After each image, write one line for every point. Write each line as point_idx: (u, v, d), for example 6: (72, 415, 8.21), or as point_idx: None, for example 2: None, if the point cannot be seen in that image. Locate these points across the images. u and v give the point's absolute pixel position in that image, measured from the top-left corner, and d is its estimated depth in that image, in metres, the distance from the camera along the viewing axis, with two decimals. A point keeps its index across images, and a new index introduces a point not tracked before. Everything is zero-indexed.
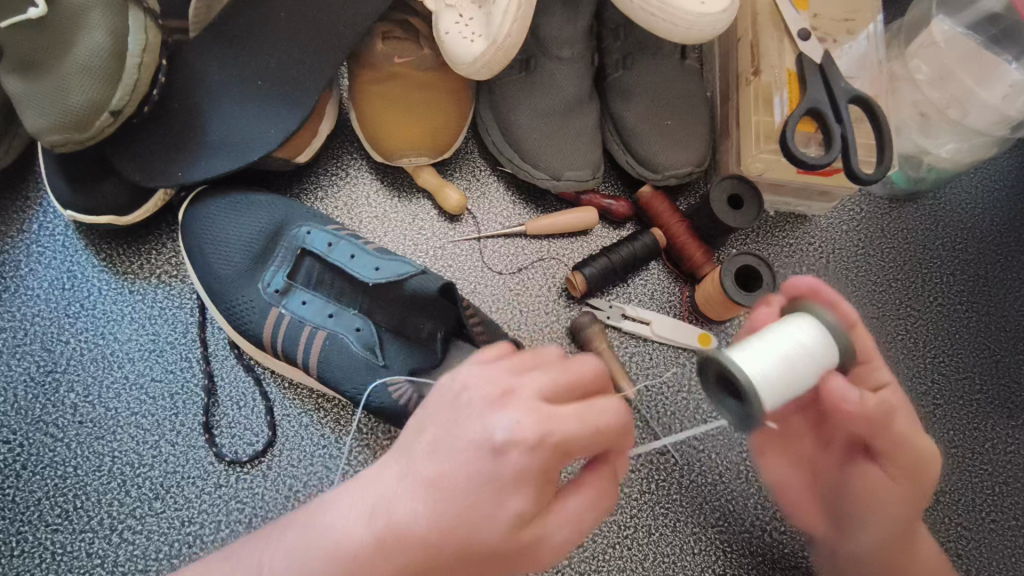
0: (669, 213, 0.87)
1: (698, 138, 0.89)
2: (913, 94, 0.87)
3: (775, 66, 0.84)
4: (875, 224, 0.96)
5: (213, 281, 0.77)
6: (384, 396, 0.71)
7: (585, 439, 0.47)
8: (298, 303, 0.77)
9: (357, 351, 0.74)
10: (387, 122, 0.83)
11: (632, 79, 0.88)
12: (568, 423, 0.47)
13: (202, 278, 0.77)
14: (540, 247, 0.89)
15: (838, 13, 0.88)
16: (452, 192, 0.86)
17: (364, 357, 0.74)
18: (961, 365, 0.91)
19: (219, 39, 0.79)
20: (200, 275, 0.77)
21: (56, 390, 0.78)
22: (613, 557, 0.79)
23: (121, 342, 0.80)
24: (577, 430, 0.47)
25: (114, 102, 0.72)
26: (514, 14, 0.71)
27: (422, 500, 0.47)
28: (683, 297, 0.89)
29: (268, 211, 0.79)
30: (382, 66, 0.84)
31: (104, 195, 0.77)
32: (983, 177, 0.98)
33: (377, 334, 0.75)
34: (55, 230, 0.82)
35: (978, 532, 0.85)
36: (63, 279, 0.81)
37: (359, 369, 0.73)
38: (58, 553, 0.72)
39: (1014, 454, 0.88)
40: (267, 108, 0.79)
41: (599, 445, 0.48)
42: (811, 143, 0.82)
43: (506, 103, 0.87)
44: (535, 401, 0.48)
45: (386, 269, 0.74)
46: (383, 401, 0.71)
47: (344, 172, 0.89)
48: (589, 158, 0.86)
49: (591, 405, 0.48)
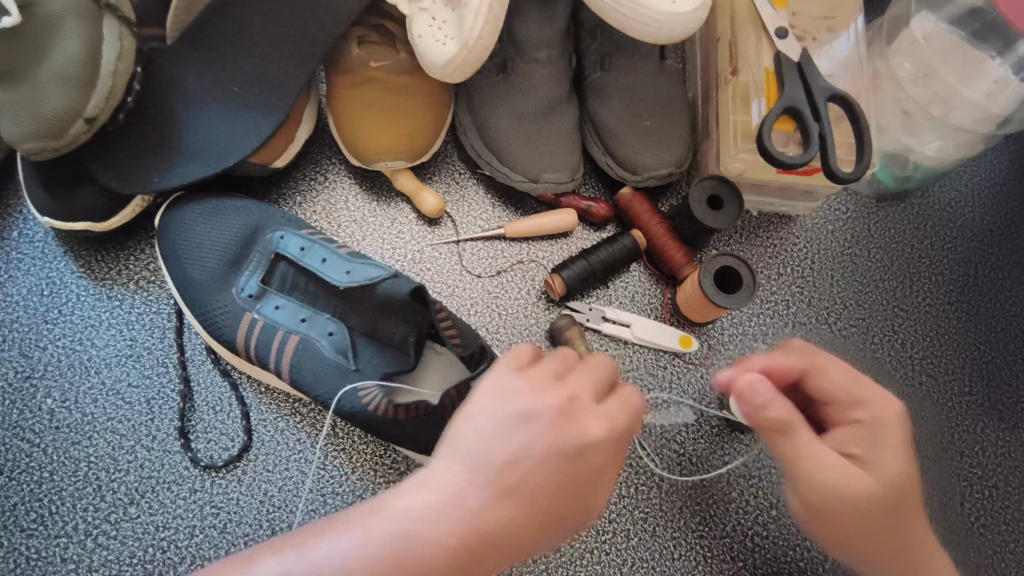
0: (649, 214, 0.86)
1: (677, 139, 0.88)
2: (896, 92, 0.86)
3: (753, 65, 0.83)
4: (862, 225, 0.94)
5: (190, 287, 0.77)
6: (356, 403, 0.71)
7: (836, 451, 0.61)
8: (271, 308, 0.76)
9: (329, 356, 0.74)
10: (363, 127, 0.84)
11: (610, 80, 0.88)
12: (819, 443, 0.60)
13: (177, 282, 0.78)
14: (520, 250, 0.89)
15: (819, 10, 0.87)
16: (429, 196, 0.85)
17: (336, 361, 0.74)
18: (949, 366, 0.90)
19: (194, 46, 0.79)
20: (178, 281, 0.78)
21: (34, 396, 0.78)
22: (591, 562, 0.78)
23: (99, 347, 0.80)
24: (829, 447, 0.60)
25: (89, 109, 0.73)
26: (485, 15, 0.71)
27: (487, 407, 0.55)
28: (665, 299, 0.89)
29: (241, 216, 0.79)
30: (358, 71, 0.84)
31: (81, 201, 0.78)
32: (973, 176, 0.97)
33: (350, 339, 0.75)
34: (35, 236, 0.83)
35: (966, 537, 0.84)
36: (43, 284, 0.82)
37: (331, 373, 0.73)
38: (33, 558, 0.73)
39: (1005, 457, 0.87)
40: (243, 113, 0.79)
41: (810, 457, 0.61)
42: (790, 144, 0.80)
43: (484, 106, 0.87)
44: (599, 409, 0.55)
45: (357, 273, 0.74)
46: (355, 407, 0.71)
47: (322, 176, 0.89)
48: (567, 160, 0.86)
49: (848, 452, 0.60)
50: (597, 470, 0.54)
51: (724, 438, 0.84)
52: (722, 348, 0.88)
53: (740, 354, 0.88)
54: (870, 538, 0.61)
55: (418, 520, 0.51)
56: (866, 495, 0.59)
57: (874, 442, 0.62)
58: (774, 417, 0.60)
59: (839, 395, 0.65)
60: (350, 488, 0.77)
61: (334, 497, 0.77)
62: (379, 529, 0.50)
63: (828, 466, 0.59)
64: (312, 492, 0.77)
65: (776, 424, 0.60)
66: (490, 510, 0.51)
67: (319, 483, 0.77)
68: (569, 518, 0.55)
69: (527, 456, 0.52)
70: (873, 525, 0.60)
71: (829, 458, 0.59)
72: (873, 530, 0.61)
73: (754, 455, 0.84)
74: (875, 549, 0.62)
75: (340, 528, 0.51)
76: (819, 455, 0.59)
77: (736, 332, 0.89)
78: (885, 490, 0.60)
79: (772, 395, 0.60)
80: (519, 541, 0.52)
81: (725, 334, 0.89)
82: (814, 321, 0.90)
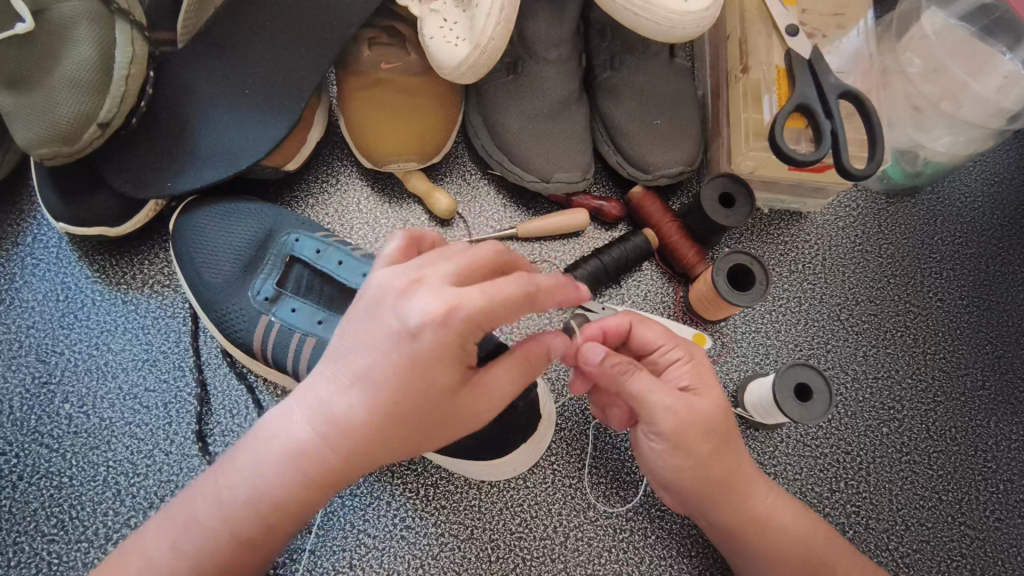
0: (660, 212, 0.86)
1: (688, 137, 0.88)
2: (907, 88, 0.86)
3: (764, 63, 0.83)
4: (872, 221, 0.95)
5: (205, 289, 0.78)
6: None
7: (685, 410, 0.62)
8: (287, 311, 0.76)
9: None
10: (375, 129, 0.84)
11: (620, 79, 0.88)
12: (666, 400, 0.61)
13: (193, 287, 0.79)
14: (532, 249, 0.89)
15: (827, 8, 0.88)
16: (441, 196, 0.85)
17: None
18: (961, 361, 0.90)
19: (206, 51, 0.79)
20: (192, 283, 0.79)
21: (51, 401, 0.78)
22: (609, 560, 0.78)
23: (115, 352, 0.80)
24: (672, 403, 0.61)
25: (103, 114, 0.72)
26: (496, 17, 0.71)
27: (384, 292, 0.53)
28: (678, 297, 0.89)
29: (255, 219, 0.80)
30: (368, 73, 0.84)
31: (96, 207, 0.78)
32: (982, 171, 0.97)
33: None
34: (49, 242, 0.83)
35: (982, 531, 0.84)
36: (58, 290, 0.82)
37: None
38: (53, 563, 0.73)
39: (1018, 450, 0.87)
40: (255, 117, 0.79)
41: (679, 422, 0.62)
42: (801, 140, 0.80)
43: (495, 106, 0.87)
44: (448, 289, 0.51)
45: None
46: None
47: (334, 178, 0.89)
48: (579, 160, 0.86)
49: (661, 404, 0.61)
50: (444, 360, 0.52)
51: None
52: (736, 346, 0.88)
53: (753, 352, 0.88)
54: (692, 472, 0.64)
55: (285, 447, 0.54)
56: (672, 427, 0.62)
57: (702, 379, 0.65)
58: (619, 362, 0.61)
59: (664, 341, 0.67)
60: (368, 488, 0.78)
61: (353, 499, 0.78)
62: (256, 454, 0.55)
63: (656, 405, 0.61)
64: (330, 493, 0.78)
65: (617, 376, 0.61)
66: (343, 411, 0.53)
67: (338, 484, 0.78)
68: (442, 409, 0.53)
69: (404, 355, 0.51)
70: (687, 459, 0.63)
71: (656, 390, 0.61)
72: (708, 459, 0.64)
73: (768, 452, 0.84)
74: (718, 488, 0.65)
75: (230, 459, 0.56)
76: (644, 392, 0.61)
77: (749, 329, 0.89)
78: (712, 425, 0.63)
79: (605, 353, 0.61)
80: (385, 438, 0.53)
81: (738, 332, 0.89)
82: (826, 317, 0.90)
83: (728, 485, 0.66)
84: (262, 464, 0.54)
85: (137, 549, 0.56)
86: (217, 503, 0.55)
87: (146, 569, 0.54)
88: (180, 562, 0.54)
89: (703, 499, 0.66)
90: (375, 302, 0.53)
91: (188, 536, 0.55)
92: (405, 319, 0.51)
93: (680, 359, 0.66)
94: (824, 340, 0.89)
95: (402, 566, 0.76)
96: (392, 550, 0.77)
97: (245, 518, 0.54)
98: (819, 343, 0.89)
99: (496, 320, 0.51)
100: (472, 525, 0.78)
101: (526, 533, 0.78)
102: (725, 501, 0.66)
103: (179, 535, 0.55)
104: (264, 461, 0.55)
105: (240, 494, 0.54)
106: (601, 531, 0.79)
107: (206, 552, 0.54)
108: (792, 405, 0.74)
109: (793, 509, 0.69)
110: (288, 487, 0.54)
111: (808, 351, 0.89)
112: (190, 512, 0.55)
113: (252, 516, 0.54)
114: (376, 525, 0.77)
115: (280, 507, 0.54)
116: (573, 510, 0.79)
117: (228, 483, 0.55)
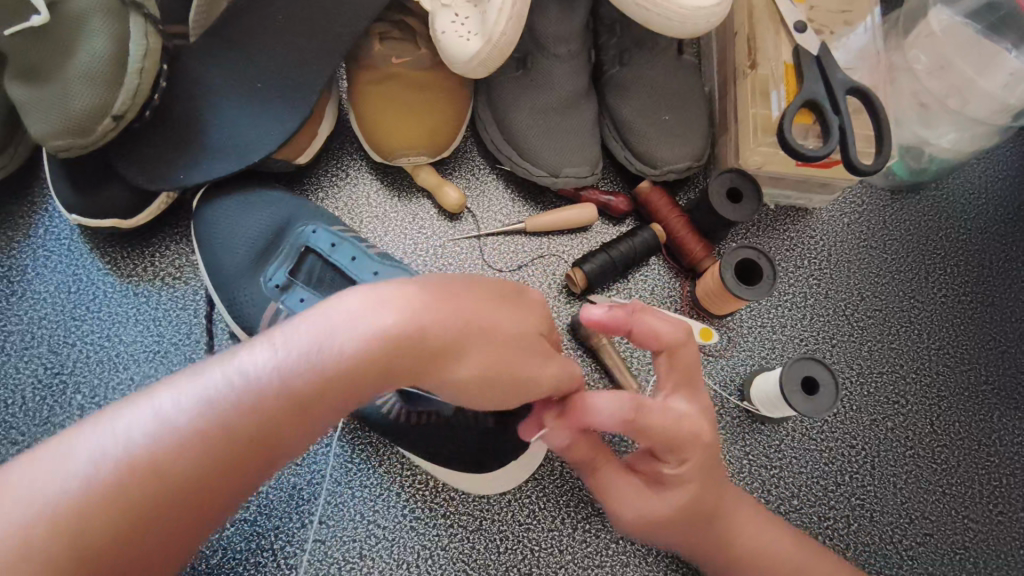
0: (668, 207, 0.87)
1: (696, 132, 0.89)
2: (913, 84, 0.87)
3: (772, 59, 0.84)
4: (877, 217, 0.95)
5: (218, 272, 0.79)
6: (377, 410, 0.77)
7: (651, 514, 0.66)
8: (296, 300, 0.77)
9: None
10: (385, 123, 0.84)
11: (629, 75, 0.89)
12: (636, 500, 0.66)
13: (207, 267, 0.79)
14: (540, 244, 0.90)
15: (835, 5, 0.88)
16: (451, 190, 0.86)
17: None
18: (966, 357, 0.90)
19: (218, 44, 0.80)
20: (206, 266, 0.79)
21: (63, 392, 0.79)
22: (617, 551, 0.79)
23: (126, 344, 0.81)
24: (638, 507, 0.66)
25: (117, 106, 0.72)
26: (509, 11, 0.71)
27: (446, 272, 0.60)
28: (684, 292, 0.90)
29: (273, 209, 0.81)
30: (379, 67, 0.85)
31: (108, 199, 0.78)
32: (987, 168, 0.98)
33: None
34: (60, 233, 0.84)
35: (985, 525, 0.84)
36: (69, 282, 0.82)
37: None
38: None
39: (1021, 445, 0.88)
40: (266, 111, 0.80)
41: (639, 512, 0.66)
42: (809, 136, 0.80)
43: (504, 101, 0.87)
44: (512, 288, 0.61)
45: (386, 275, 0.76)
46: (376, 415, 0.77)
47: (343, 172, 0.90)
48: (588, 154, 0.87)
49: (629, 498, 0.66)
50: (515, 318, 0.57)
51: (745, 428, 0.85)
52: (742, 340, 0.89)
53: (760, 346, 0.89)
54: (641, 527, 0.68)
55: (307, 353, 0.51)
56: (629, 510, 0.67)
57: (689, 482, 0.64)
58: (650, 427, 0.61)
59: (679, 442, 0.62)
60: (378, 480, 0.79)
61: (362, 491, 0.79)
62: (263, 354, 0.52)
63: (621, 496, 0.66)
64: (340, 484, 0.79)
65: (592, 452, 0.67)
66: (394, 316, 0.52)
67: (348, 475, 0.79)
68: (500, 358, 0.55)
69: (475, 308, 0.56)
70: (640, 523, 0.67)
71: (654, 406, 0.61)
72: (662, 527, 0.67)
73: (774, 445, 0.85)
74: (675, 529, 0.67)
75: (220, 359, 0.52)
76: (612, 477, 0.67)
77: (755, 324, 0.90)
78: (673, 514, 0.65)
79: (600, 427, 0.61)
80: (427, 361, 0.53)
81: (744, 326, 0.89)
82: (832, 312, 0.91)
83: (690, 524, 0.67)
84: (273, 366, 0.51)
85: (76, 450, 0.48)
86: (205, 390, 0.50)
87: (92, 470, 0.47)
88: (134, 459, 0.48)
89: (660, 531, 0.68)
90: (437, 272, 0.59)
91: (155, 426, 0.49)
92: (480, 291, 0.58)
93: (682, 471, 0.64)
94: (829, 335, 0.90)
95: (412, 557, 0.77)
96: (402, 541, 0.77)
97: (233, 414, 0.50)
98: (825, 338, 0.90)
99: (544, 314, 0.62)
100: (480, 516, 0.79)
101: (534, 525, 0.79)
102: (689, 531, 0.67)
103: (141, 427, 0.49)
104: (277, 364, 0.51)
105: (238, 393, 0.50)
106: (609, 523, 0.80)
107: (170, 451, 0.48)
108: (800, 398, 0.75)
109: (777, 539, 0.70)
110: (301, 390, 0.51)
111: (814, 346, 0.89)
112: (163, 407, 0.49)
113: (244, 414, 0.50)
114: (385, 516, 0.78)
115: (281, 410, 0.51)
116: (580, 502, 0.80)
117: (218, 380, 0.51)
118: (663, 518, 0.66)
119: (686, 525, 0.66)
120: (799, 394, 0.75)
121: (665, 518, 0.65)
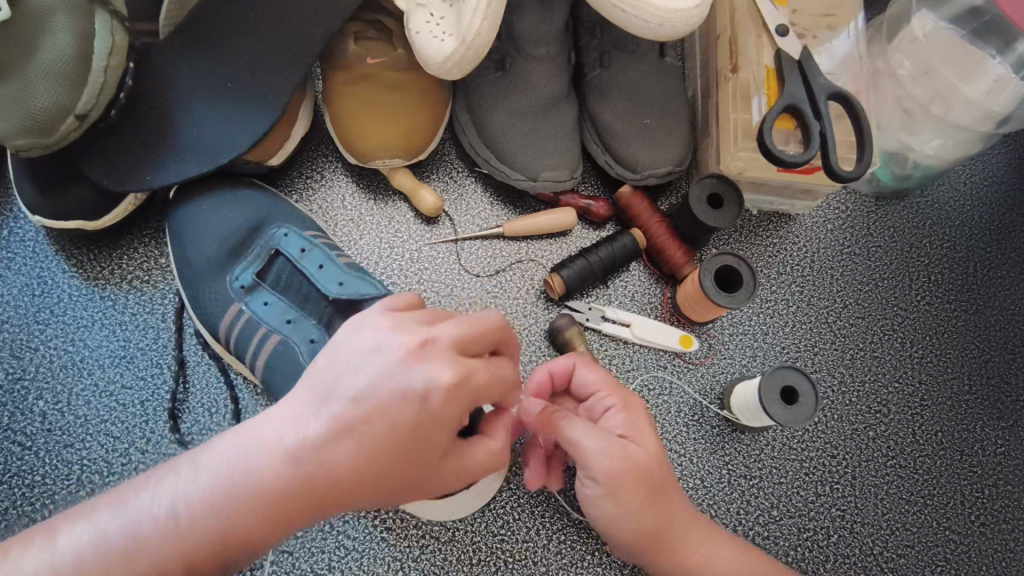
0: (649, 213, 0.85)
1: (678, 137, 0.87)
2: (896, 90, 0.85)
3: (753, 62, 0.83)
4: (860, 222, 0.94)
5: (186, 264, 0.78)
6: None
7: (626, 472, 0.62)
8: (260, 303, 0.76)
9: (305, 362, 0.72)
10: (360, 125, 0.82)
11: (609, 77, 0.87)
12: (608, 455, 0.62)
13: (177, 260, 0.78)
14: (519, 248, 0.88)
15: (818, 8, 0.87)
16: (427, 194, 0.84)
17: None
18: (949, 365, 0.89)
19: (187, 43, 0.78)
20: (177, 258, 0.78)
21: (25, 398, 0.77)
22: (592, 563, 0.77)
23: (91, 348, 0.79)
24: (615, 463, 0.61)
25: (80, 106, 0.71)
26: (483, 12, 0.70)
27: (374, 348, 0.51)
28: (665, 297, 0.88)
29: (250, 205, 0.80)
30: (355, 67, 0.83)
31: (74, 200, 0.76)
32: (972, 174, 0.97)
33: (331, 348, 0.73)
34: (25, 235, 0.82)
35: (967, 537, 0.83)
36: (34, 284, 0.80)
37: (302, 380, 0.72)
38: None
39: (1004, 455, 0.87)
40: (237, 111, 0.78)
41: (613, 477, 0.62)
42: (790, 142, 0.80)
43: (482, 103, 0.86)
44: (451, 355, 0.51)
45: (349, 286, 0.75)
46: None
47: (319, 174, 0.88)
48: (567, 157, 0.85)
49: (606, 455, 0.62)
50: (444, 411, 0.50)
51: (724, 438, 0.84)
52: (723, 348, 0.88)
53: (741, 354, 0.87)
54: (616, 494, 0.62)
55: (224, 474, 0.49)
56: (603, 475, 0.61)
57: (637, 427, 0.65)
58: (589, 386, 0.69)
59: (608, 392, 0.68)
60: None
61: None
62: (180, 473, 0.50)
63: (591, 453, 0.62)
64: None
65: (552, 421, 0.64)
66: (296, 435, 0.49)
67: None
68: (380, 485, 0.49)
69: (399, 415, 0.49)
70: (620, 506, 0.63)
71: (591, 367, 0.70)
72: (642, 508, 0.63)
73: (754, 455, 0.84)
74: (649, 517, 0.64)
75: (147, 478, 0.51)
76: (578, 438, 0.62)
77: (737, 331, 0.88)
78: (647, 476, 0.63)
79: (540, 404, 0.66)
80: (311, 499, 0.48)
81: (725, 333, 0.88)
82: (814, 320, 0.90)
83: (661, 495, 0.64)
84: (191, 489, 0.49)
85: None
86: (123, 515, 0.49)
87: None
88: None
89: (638, 506, 0.63)
90: (371, 355, 0.51)
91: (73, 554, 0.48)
92: (417, 384, 0.49)
93: (617, 411, 0.66)
94: (812, 342, 0.89)
95: (382, 568, 0.75)
96: (372, 552, 0.75)
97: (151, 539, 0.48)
98: (806, 346, 0.89)
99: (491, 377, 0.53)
100: (453, 526, 0.77)
101: (508, 536, 0.77)
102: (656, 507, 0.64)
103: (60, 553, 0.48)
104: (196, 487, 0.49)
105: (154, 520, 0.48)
106: (585, 534, 0.78)
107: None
108: (778, 408, 0.73)
109: (736, 549, 0.69)
110: (218, 513, 0.48)
111: (795, 354, 0.88)
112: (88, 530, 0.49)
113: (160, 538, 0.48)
114: (354, 526, 0.76)
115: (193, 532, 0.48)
116: (556, 513, 0.78)
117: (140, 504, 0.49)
118: (637, 476, 0.62)
119: (655, 495, 0.64)
120: (776, 404, 0.74)
121: (645, 467, 0.63)
